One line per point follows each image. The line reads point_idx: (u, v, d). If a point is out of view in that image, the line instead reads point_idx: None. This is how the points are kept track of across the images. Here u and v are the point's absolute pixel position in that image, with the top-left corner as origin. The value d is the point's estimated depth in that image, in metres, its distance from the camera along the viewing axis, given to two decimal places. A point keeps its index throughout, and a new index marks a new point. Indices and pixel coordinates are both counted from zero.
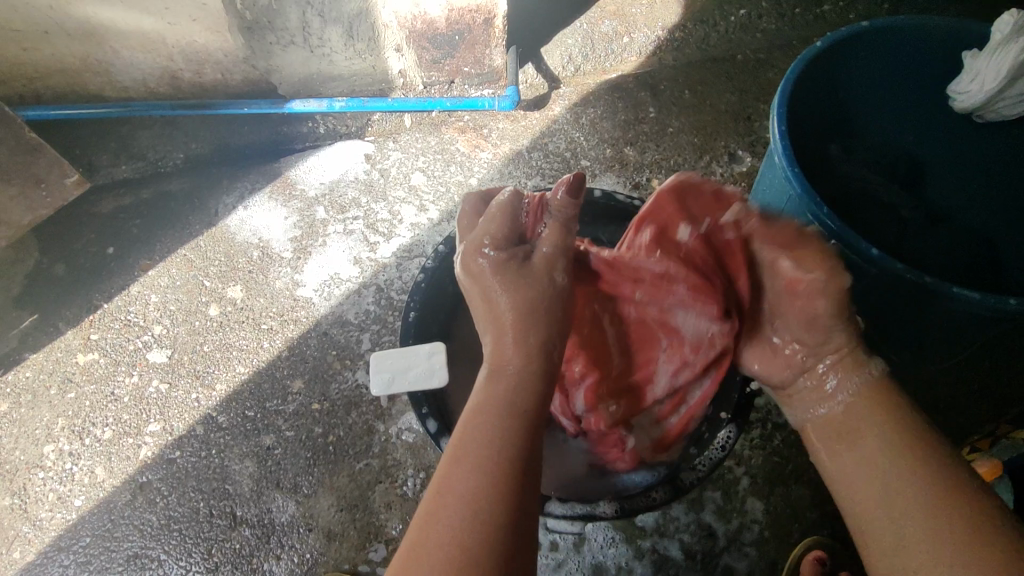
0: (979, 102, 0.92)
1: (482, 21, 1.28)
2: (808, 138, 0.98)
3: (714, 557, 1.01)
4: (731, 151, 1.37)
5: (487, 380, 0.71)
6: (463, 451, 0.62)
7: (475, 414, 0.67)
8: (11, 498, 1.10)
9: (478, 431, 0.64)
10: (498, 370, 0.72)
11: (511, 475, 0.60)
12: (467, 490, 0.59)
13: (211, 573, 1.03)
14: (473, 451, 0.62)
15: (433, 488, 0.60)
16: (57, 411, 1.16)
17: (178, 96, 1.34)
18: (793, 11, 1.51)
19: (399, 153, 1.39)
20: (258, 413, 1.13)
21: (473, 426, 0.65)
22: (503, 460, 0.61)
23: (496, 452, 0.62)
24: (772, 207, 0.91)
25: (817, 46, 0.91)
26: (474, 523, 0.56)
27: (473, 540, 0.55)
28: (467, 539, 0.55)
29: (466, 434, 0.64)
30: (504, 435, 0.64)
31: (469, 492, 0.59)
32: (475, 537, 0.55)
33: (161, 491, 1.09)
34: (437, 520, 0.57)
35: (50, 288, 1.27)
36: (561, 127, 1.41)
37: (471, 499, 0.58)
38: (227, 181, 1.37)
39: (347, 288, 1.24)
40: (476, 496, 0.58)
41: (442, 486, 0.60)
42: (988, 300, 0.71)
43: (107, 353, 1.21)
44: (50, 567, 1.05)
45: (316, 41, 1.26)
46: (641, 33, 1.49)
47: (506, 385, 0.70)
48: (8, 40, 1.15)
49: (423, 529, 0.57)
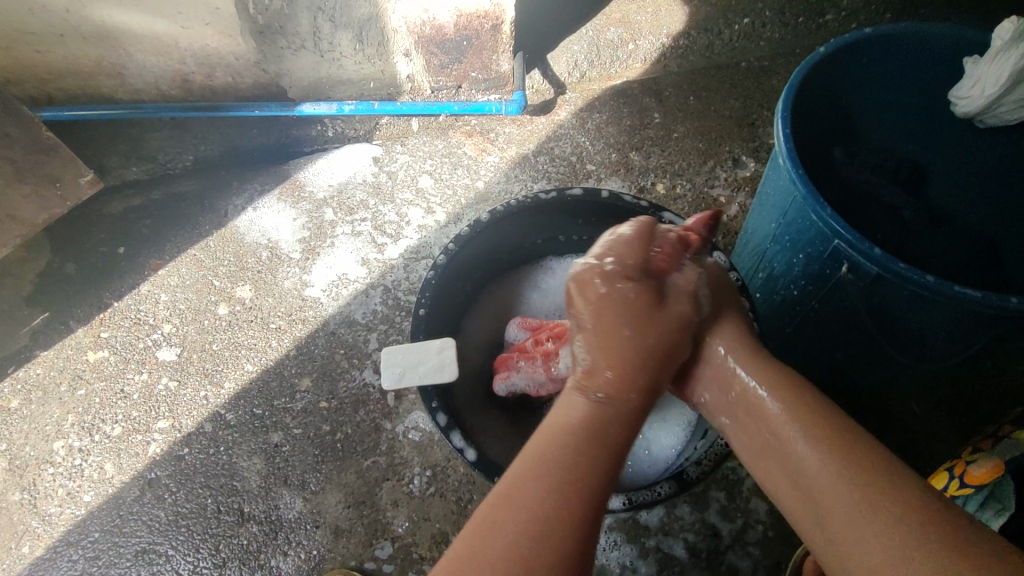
0: (978, 106, 0.93)
1: (490, 27, 1.30)
2: (813, 142, 0.99)
3: (718, 556, 1.01)
4: (735, 156, 1.38)
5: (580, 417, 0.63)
6: (519, 501, 0.55)
7: (531, 481, 0.57)
8: (20, 493, 1.11)
9: (553, 453, 0.59)
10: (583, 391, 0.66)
11: (576, 515, 0.54)
12: (529, 512, 0.54)
13: (219, 569, 1.04)
14: (533, 490, 0.56)
15: (483, 515, 0.55)
16: (67, 408, 1.17)
17: (189, 99, 1.36)
18: (796, 19, 1.53)
19: (406, 157, 1.41)
20: (266, 410, 1.15)
21: (554, 448, 0.60)
22: (569, 501, 0.55)
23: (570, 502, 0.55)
24: (777, 207, 0.91)
25: (822, 50, 0.91)
26: (544, 542, 0.52)
27: (543, 575, 0.51)
28: (523, 566, 0.51)
29: (533, 470, 0.58)
30: (559, 492, 0.56)
31: (529, 514, 0.54)
32: (543, 556, 0.51)
33: (169, 487, 1.10)
34: (492, 544, 0.52)
35: (62, 286, 1.28)
36: (567, 132, 1.43)
37: (535, 521, 0.54)
38: (236, 182, 1.39)
39: (354, 288, 1.25)
40: (549, 532, 0.53)
41: (499, 518, 0.54)
42: (991, 299, 0.71)
43: (117, 351, 1.22)
44: (59, 562, 1.06)
45: (326, 46, 1.28)
46: (646, 40, 1.51)
47: (587, 416, 0.64)
48: (23, 43, 1.17)
49: (476, 552, 0.52)
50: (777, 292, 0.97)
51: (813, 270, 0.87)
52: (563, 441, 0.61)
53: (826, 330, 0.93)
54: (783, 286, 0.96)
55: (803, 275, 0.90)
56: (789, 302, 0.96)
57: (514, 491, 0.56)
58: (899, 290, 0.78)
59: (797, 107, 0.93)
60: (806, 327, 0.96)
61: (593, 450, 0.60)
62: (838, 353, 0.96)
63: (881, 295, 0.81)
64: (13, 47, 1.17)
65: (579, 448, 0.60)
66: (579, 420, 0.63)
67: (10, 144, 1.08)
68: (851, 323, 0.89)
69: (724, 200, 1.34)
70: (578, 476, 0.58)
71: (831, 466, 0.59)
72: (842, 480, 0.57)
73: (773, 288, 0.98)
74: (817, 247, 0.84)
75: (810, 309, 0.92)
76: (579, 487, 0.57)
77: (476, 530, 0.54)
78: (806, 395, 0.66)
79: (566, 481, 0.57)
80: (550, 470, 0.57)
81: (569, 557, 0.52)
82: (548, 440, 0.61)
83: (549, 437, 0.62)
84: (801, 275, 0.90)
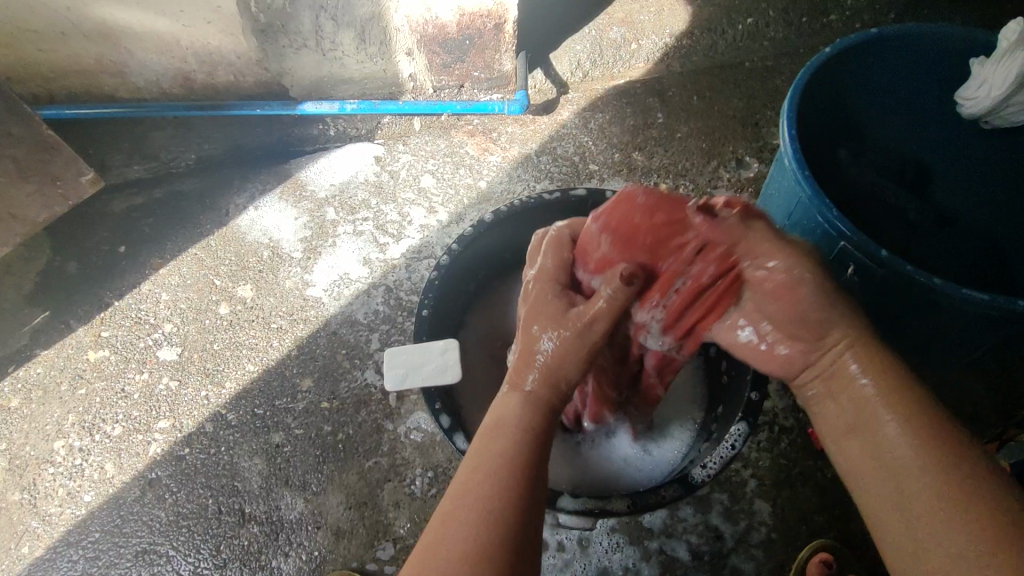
0: (987, 106, 0.92)
1: (493, 26, 1.30)
2: (819, 143, 0.99)
3: (722, 558, 1.01)
4: (738, 157, 1.38)
5: (510, 394, 0.68)
6: (466, 485, 0.58)
7: (480, 465, 0.60)
8: (20, 493, 1.11)
9: (494, 443, 0.62)
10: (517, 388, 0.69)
11: (519, 498, 0.57)
12: (479, 495, 0.57)
13: (220, 570, 1.03)
14: (483, 476, 0.59)
15: (443, 510, 0.58)
16: (67, 407, 1.17)
17: (190, 98, 1.35)
18: (800, 19, 1.52)
19: (408, 156, 1.41)
20: (267, 410, 1.14)
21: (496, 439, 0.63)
22: (513, 483, 0.58)
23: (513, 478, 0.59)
24: (782, 209, 0.91)
25: (827, 51, 0.91)
26: (487, 525, 0.55)
27: (497, 549, 0.53)
28: (475, 546, 0.53)
29: (478, 455, 0.62)
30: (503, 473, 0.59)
31: (480, 497, 0.57)
32: (487, 536, 0.54)
33: (170, 487, 1.09)
34: (446, 532, 0.55)
35: (62, 285, 1.28)
36: (570, 132, 1.42)
37: (483, 505, 0.56)
38: (237, 182, 1.38)
39: (356, 288, 1.25)
40: (490, 508, 0.56)
41: (456, 497, 0.58)
42: (999, 303, 0.70)
43: (117, 351, 1.22)
44: (59, 562, 1.05)
45: (328, 45, 1.28)
46: (649, 40, 1.50)
47: (526, 403, 0.67)
48: (25, 41, 1.16)
49: (432, 541, 0.55)
50: None
51: None
52: (510, 419, 0.65)
53: None
54: None
55: None
56: None
57: (463, 483, 0.59)
58: (905, 293, 0.77)
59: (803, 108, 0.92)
60: None
61: (522, 435, 0.63)
62: None
63: (888, 297, 0.80)
64: (14, 45, 1.17)
65: (515, 434, 0.63)
66: (514, 411, 0.66)
67: (11, 142, 1.08)
68: None
69: None
70: (515, 459, 0.61)
71: (923, 460, 0.56)
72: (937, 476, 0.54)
73: None
74: (823, 249, 0.83)
75: None
76: (516, 467, 0.60)
77: (437, 522, 0.56)
78: (926, 405, 0.59)
79: (501, 462, 0.60)
80: (491, 458, 0.61)
81: (516, 536, 0.55)
82: (488, 436, 0.64)
83: (490, 432, 0.64)
84: None
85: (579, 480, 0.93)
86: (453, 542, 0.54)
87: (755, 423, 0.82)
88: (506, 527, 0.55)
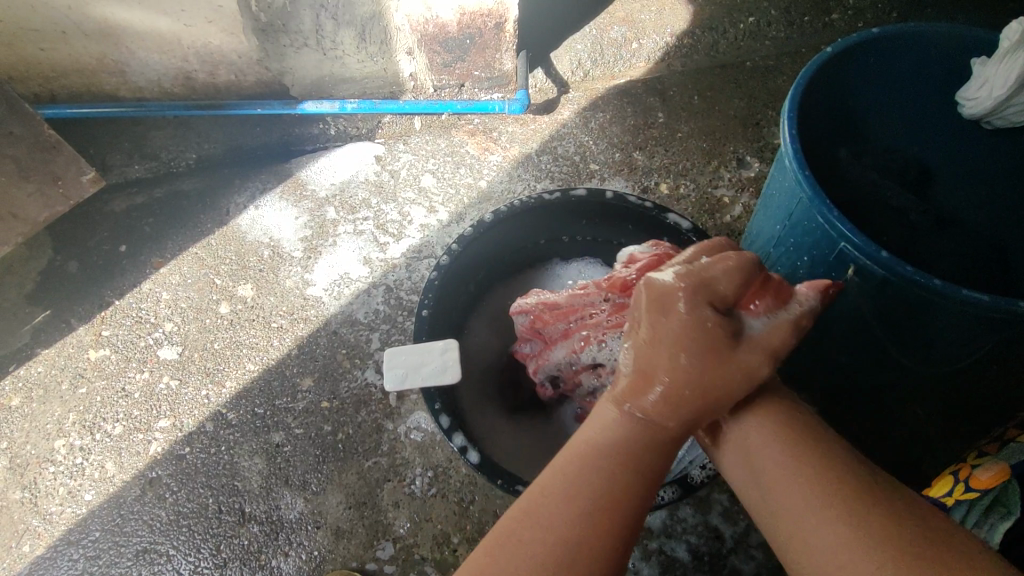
0: (988, 106, 0.91)
1: (493, 25, 1.30)
2: (819, 144, 0.98)
3: (721, 559, 1.01)
4: (739, 156, 1.37)
5: (618, 418, 0.58)
6: (548, 520, 0.54)
7: (566, 498, 0.55)
8: (21, 492, 1.11)
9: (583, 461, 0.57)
10: (629, 413, 0.58)
11: (608, 551, 0.53)
12: (560, 537, 0.53)
13: (220, 569, 1.04)
14: (567, 516, 0.54)
15: (504, 529, 0.55)
16: (68, 406, 1.17)
17: (191, 97, 1.35)
18: (801, 19, 1.52)
19: (409, 156, 1.41)
20: (267, 410, 1.14)
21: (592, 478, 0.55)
22: (603, 536, 0.53)
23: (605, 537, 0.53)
24: (782, 209, 0.91)
25: (828, 51, 0.90)
26: (566, 572, 0.51)
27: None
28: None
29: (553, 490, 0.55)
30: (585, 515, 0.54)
31: (565, 544, 0.52)
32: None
33: (170, 487, 1.10)
34: (512, 560, 0.52)
35: (63, 284, 1.28)
36: (570, 132, 1.42)
37: (569, 553, 0.52)
38: (238, 181, 1.38)
39: (356, 288, 1.25)
40: (568, 538, 0.53)
41: (523, 520, 0.54)
42: (1000, 304, 0.70)
43: (118, 350, 1.22)
44: (59, 561, 1.06)
45: (328, 44, 1.27)
46: (650, 39, 1.50)
47: (638, 437, 0.57)
48: (26, 39, 1.16)
49: (489, 564, 0.53)
50: None
51: (819, 273, 0.86)
52: (611, 446, 0.57)
53: (832, 333, 0.93)
54: None
55: (809, 278, 0.89)
56: None
57: (535, 503, 0.55)
58: (906, 294, 0.77)
59: (804, 108, 0.92)
60: (811, 330, 0.96)
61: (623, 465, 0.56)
62: (843, 355, 0.95)
63: (888, 299, 0.80)
64: (15, 45, 1.17)
65: (618, 462, 0.56)
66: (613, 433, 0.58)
67: (11, 142, 1.07)
68: (856, 326, 0.88)
69: (728, 200, 1.33)
70: (619, 506, 0.54)
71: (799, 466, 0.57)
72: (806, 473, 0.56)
73: None
74: (823, 249, 0.83)
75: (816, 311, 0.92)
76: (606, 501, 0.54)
77: (492, 541, 0.54)
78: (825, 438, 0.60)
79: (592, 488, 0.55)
80: (585, 498, 0.54)
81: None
82: (579, 454, 0.57)
83: (587, 444, 0.58)
84: (805, 278, 0.90)
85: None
86: (516, 573, 0.52)
87: None
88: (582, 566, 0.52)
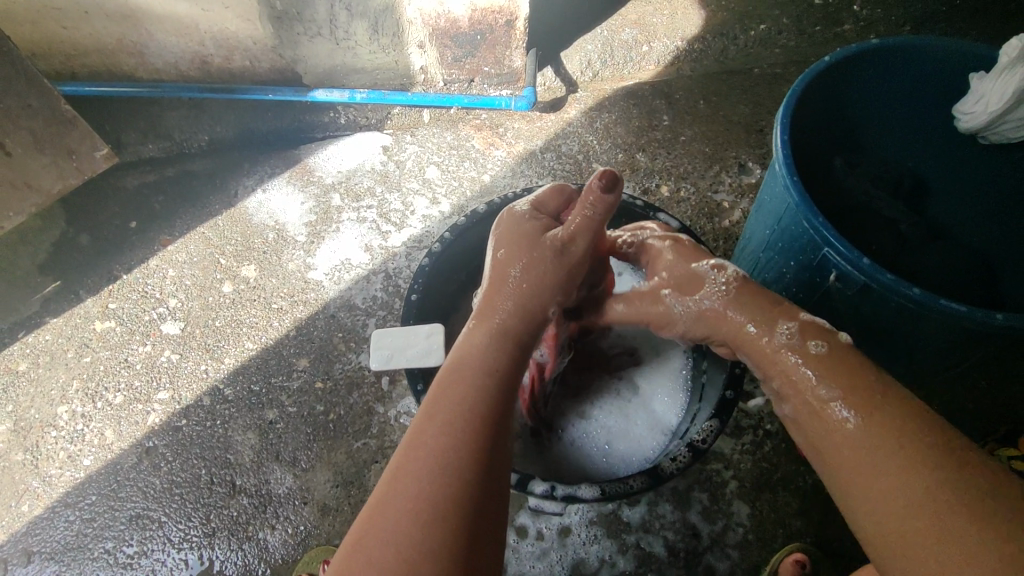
0: (982, 122, 0.92)
1: (504, 22, 1.31)
2: (813, 152, 0.99)
3: (697, 556, 1.02)
4: (741, 162, 1.38)
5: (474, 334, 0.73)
6: (436, 409, 0.64)
7: (450, 403, 0.64)
8: (23, 453, 1.15)
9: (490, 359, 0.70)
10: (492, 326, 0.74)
11: (478, 442, 0.61)
12: (434, 443, 0.60)
13: (209, 538, 1.07)
14: (439, 422, 0.62)
15: (397, 463, 0.60)
16: (72, 374, 1.21)
17: (206, 80, 1.38)
18: (812, 28, 1.52)
19: (415, 147, 1.43)
20: (263, 387, 1.17)
21: (446, 395, 0.65)
22: (469, 419, 0.63)
23: (464, 403, 0.65)
24: (772, 213, 0.91)
25: (826, 60, 0.90)
26: (439, 478, 0.58)
27: (447, 497, 0.57)
28: (436, 494, 0.56)
29: (440, 388, 0.67)
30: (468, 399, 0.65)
31: (436, 442, 0.61)
32: (440, 485, 0.57)
33: (165, 456, 1.13)
34: (396, 491, 0.57)
35: (73, 256, 1.32)
36: (575, 130, 1.44)
37: (439, 461, 0.59)
38: (247, 165, 1.42)
39: (356, 274, 1.27)
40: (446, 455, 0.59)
41: (410, 447, 0.61)
42: (976, 314, 0.71)
43: (122, 322, 1.26)
44: (55, 521, 1.09)
45: (342, 34, 1.30)
46: (660, 43, 1.52)
47: (494, 337, 0.73)
48: (49, 18, 1.20)
49: (383, 499, 0.57)
50: None
51: (805, 278, 0.87)
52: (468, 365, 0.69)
53: None
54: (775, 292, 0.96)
55: (795, 282, 0.90)
56: None
57: (414, 441, 0.61)
58: (887, 303, 0.78)
59: (799, 116, 0.92)
60: None
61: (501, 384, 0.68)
62: None
63: (871, 306, 0.81)
64: (39, 22, 1.20)
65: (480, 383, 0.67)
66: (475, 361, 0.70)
67: (30, 114, 1.11)
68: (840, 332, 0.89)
69: (728, 205, 1.34)
70: (476, 409, 0.64)
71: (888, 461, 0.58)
72: (898, 464, 0.57)
73: None
74: (808, 254, 0.84)
75: None
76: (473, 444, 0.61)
77: (386, 482, 0.59)
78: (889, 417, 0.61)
79: (455, 412, 0.63)
80: (465, 382, 0.67)
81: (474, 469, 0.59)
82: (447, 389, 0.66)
83: (443, 389, 0.66)
84: (792, 282, 0.90)
85: (548, 470, 0.97)
86: (406, 493, 0.57)
87: (727, 421, 0.83)
88: (453, 486, 0.57)
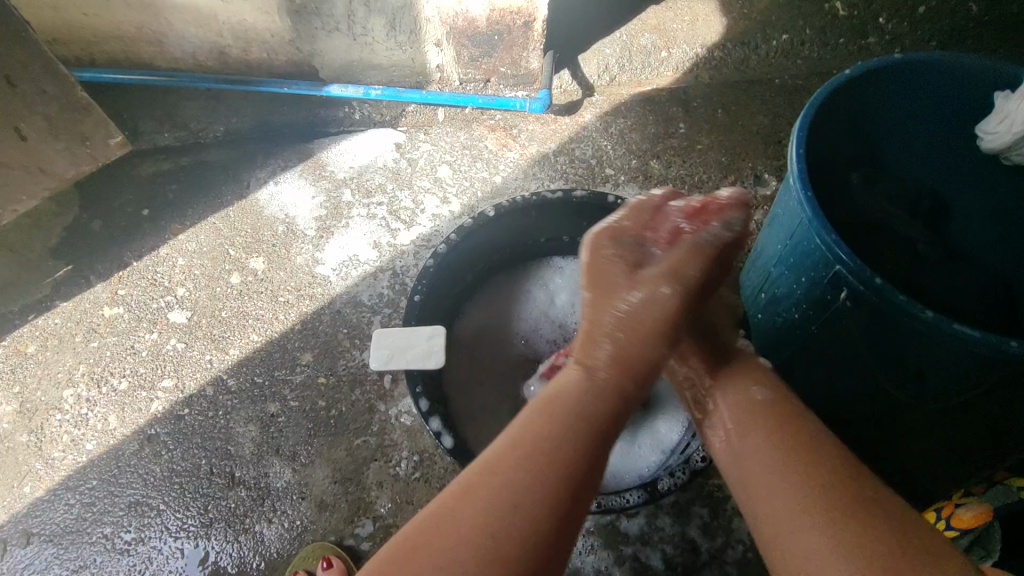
0: (1007, 142, 0.89)
1: (523, 23, 1.31)
2: (829, 167, 0.97)
3: (694, 571, 1.01)
4: (757, 173, 1.37)
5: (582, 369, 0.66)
6: (524, 437, 0.59)
7: (538, 434, 0.59)
8: (28, 435, 1.16)
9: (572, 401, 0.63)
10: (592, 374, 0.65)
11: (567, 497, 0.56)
12: (515, 479, 0.55)
13: (206, 528, 1.07)
14: (532, 453, 0.57)
15: (472, 483, 0.56)
16: (79, 358, 1.22)
17: (223, 71, 1.39)
18: (837, 39, 1.49)
19: (428, 146, 1.43)
20: (266, 380, 1.17)
21: (541, 425, 0.60)
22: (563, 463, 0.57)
23: (574, 444, 0.58)
24: (785, 227, 0.89)
25: (847, 72, 0.88)
26: (521, 523, 0.53)
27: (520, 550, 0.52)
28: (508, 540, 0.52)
29: (533, 414, 0.61)
30: (563, 438, 0.58)
31: (517, 480, 0.55)
32: (517, 532, 0.52)
33: (166, 444, 1.14)
34: (468, 517, 0.53)
35: (86, 241, 1.33)
36: (590, 135, 1.43)
37: (522, 502, 0.54)
38: (261, 157, 1.42)
39: (364, 270, 1.27)
40: (524, 498, 0.54)
41: (491, 472, 0.56)
42: (990, 340, 0.69)
43: (131, 309, 1.27)
44: (56, 504, 1.10)
45: (359, 30, 1.30)
46: (680, 49, 1.50)
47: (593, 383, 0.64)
48: (72, 4, 1.21)
49: (447, 520, 0.54)
50: (779, 314, 0.96)
51: (816, 295, 0.85)
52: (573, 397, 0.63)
53: (824, 357, 0.92)
54: (784, 308, 0.94)
55: (805, 299, 0.88)
56: (790, 324, 0.94)
57: (499, 470, 0.56)
58: (898, 324, 0.76)
59: (816, 129, 0.90)
60: (804, 353, 0.94)
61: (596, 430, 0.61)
62: (837, 380, 0.94)
63: (882, 327, 0.79)
64: (62, 8, 1.21)
65: (577, 426, 0.60)
66: (578, 394, 0.63)
67: (47, 100, 1.12)
68: (849, 352, 0.87)
69: None
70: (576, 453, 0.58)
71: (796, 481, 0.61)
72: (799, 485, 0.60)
73: (776, 309, 0.97)
74: (820, 271, 0.82)
75: (811, 334, 0.91)
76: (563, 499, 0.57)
77: (453, 501, 0.55)
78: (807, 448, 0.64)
79: (550, 452, 0.57)
80: (563, 415, 0.61)
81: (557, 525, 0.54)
82: (538, 417, 0.61)
83: (538, 416, 0.61)
84: (803, 299, 0.88)
85: None
86: (472, 519, 0.53)
87: None
88: (537, 536, 0.53)
